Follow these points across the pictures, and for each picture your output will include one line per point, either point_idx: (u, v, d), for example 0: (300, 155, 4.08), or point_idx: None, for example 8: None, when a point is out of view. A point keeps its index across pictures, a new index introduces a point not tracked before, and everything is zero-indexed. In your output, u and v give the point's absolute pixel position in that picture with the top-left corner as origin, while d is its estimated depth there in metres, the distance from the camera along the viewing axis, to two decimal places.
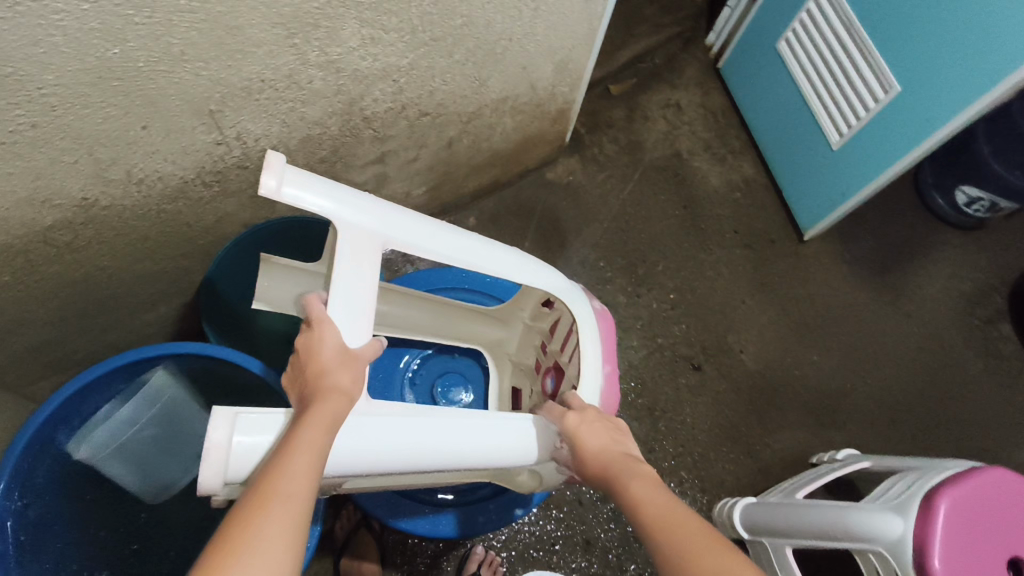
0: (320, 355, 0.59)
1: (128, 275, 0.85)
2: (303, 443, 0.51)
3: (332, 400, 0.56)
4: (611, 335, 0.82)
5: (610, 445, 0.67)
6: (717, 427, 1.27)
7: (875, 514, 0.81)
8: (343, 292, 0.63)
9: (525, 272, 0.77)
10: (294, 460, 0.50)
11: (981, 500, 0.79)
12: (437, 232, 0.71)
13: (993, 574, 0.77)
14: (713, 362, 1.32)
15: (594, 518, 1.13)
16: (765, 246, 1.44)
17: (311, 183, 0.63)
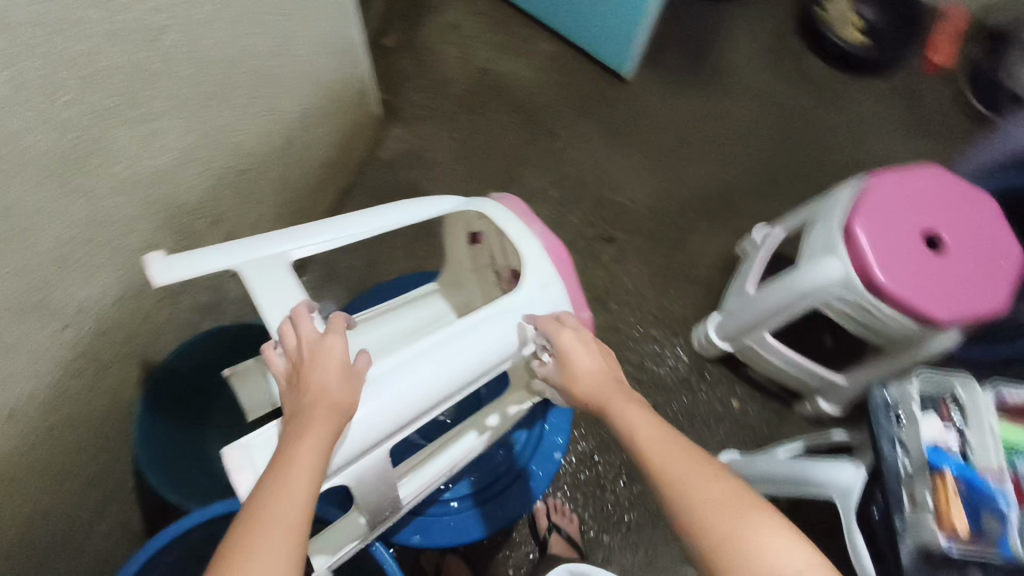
0: (320, 369, 0.55)
1: (63, 502, 0.76)
2: (300, 461, 0.49)
3: (321, 417, 0.52)
4: (524, 209, 0.79)
5: (598, 367, 0.65)
6: (655, 276, 1.34)
7: (817, 268, 0.92)
8: (277, 316, 0.58)
9: (418, 207, 0.74)
10: (291, 478, 0.49)
11: (880, 209, 0.91)
12: (320, 227, 0.68)
13: (926, 256, 0.88)
14: (620, 226, 1.38)
15: None
16: (600, 104, 1.49)
17: (194, 257, 0.59)
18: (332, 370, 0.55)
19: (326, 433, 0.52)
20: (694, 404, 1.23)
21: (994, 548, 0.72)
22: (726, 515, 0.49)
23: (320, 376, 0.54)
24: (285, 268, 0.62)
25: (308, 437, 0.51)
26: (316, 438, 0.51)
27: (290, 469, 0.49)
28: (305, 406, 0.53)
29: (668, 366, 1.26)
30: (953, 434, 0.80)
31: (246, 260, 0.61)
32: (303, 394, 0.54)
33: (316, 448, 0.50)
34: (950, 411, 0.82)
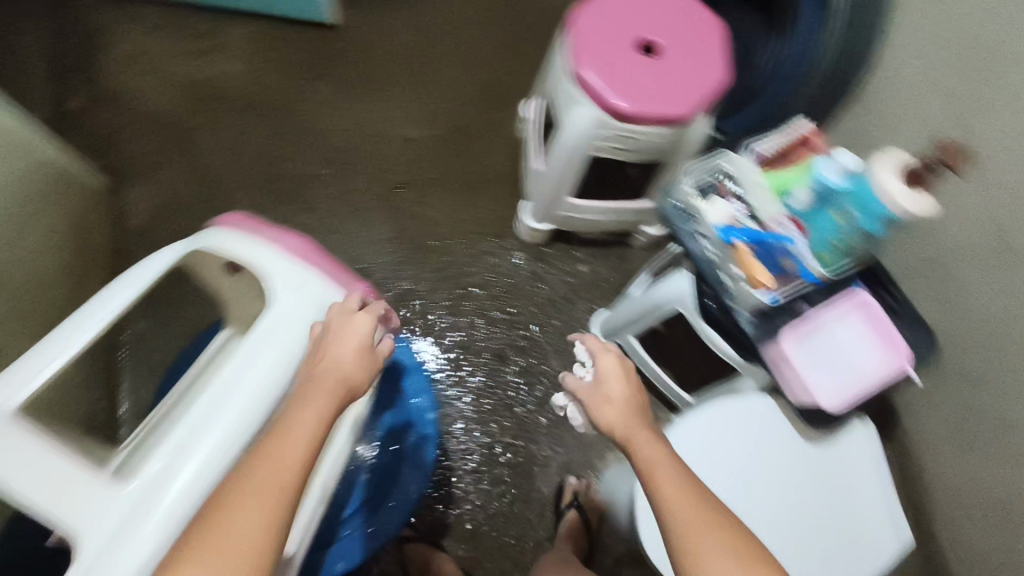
0: (337, 343, 0.65)
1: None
2: (300, 422, 0.56)
3: (328, 386, 0.61)
4: (252, 228, 0.77)
5: (631, 407, 0.76)
6: (460, 193, 1.32)
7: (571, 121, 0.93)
8: (23, 479, 0.55)
9: (137, 277, 0.69)
10: (290, 441, 0.55)
11: (593, 40, 0.93)
12: (34, 357, 0.62)
13: (648, 64, 0.92)
14: (405, 165, 1.33)
15: (484, 339, 1.24)
16: (323, 58, 1.40)
17: None
18: (350, 345, 0.65)
19: (327, 401, 0.59)
20: (548, 292, 1.27)
21: (798, 283, 0.82)
22: (740, 559, 0.57)
23: (343, 346, 0.65)
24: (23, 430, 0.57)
25: (306, 408, 0.58)
26: (316, 408, 0.58)
27: (290, 432, 0.55)
28: (316, 376, 0.62)
29: (510, 270, 1.28)
30: (738, 204, 0.87)
31: None
32: (322, 362, 0.63)
33: (314, 417, 0.57)
34: (728, 186, 0.88)
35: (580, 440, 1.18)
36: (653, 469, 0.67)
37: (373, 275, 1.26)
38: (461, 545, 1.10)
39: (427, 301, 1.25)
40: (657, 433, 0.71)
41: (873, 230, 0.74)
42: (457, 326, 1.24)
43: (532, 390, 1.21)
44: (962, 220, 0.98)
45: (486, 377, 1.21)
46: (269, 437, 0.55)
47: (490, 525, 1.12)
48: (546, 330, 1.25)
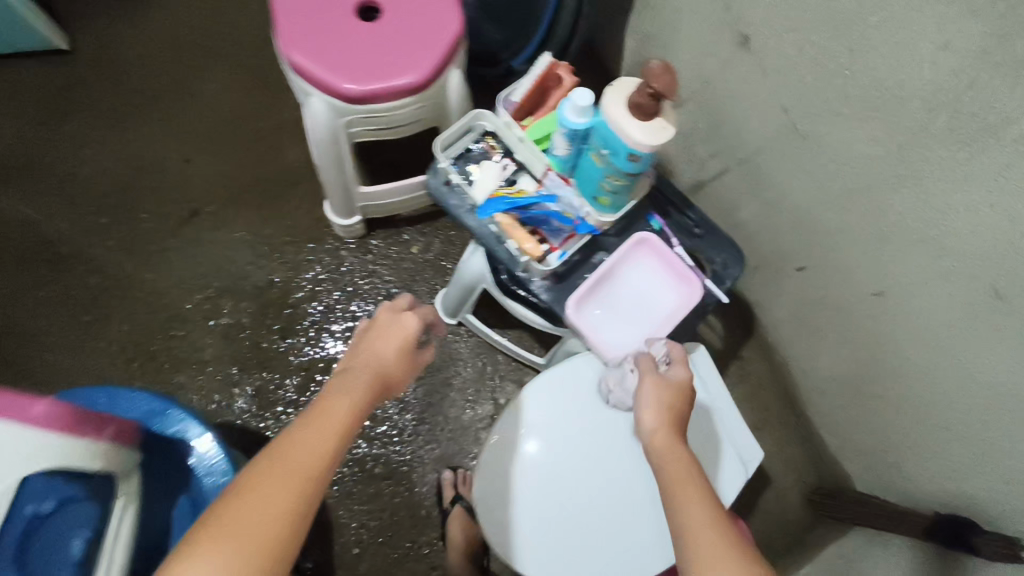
0: (384, 336, 0.69)
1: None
2: (336, 404, 0.58)
3: (365, 373, 0.64)
4: None
5: (669, 419, 0.65)
6: (261, 204, 1.19)
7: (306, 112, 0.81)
8: None
9: None
10: (324, 427, 0.56)
11: (297, 14, 0.80)
12: None
13: (366, 28, 0.80)
14: (191, 190, 1.19)
15: (328, 353, 1.15)
16: (62, 92, 1.21)
17: None
18: (393, 343, 0.69)
19: (365, 392, 0.62)
20: (386, 286, 1.18)
21: (575, 241, 0.78)
22: None
23: (386, 343, 0.68)
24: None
25: (346, 395, 0.60)
26: (354, 398, 0.60)
27: (324, 419, 0.56)
28: (356, 365, 0.66)
29: (338, 274, 1.18)
30: (506, 164, 0.81)
31: None
32: (364, 356, 0.67)
33: (351, 405, 0.59)
34: (494, 147, 0.81)
35: (453, 430, 1.14)
36: (676, 482, 0.58)
37: (189, 319, 1.13)
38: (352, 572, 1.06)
39: (256, 331, 1.14)
40: (673, 404, 0.67)
41: (626, 168, 0.69)
42: (297, 347, 1.15)
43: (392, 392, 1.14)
44: (756, 113, 0.93)
45: None
46: (307, 414, 0.57)
47: (378, 543, 1.08)
48: None
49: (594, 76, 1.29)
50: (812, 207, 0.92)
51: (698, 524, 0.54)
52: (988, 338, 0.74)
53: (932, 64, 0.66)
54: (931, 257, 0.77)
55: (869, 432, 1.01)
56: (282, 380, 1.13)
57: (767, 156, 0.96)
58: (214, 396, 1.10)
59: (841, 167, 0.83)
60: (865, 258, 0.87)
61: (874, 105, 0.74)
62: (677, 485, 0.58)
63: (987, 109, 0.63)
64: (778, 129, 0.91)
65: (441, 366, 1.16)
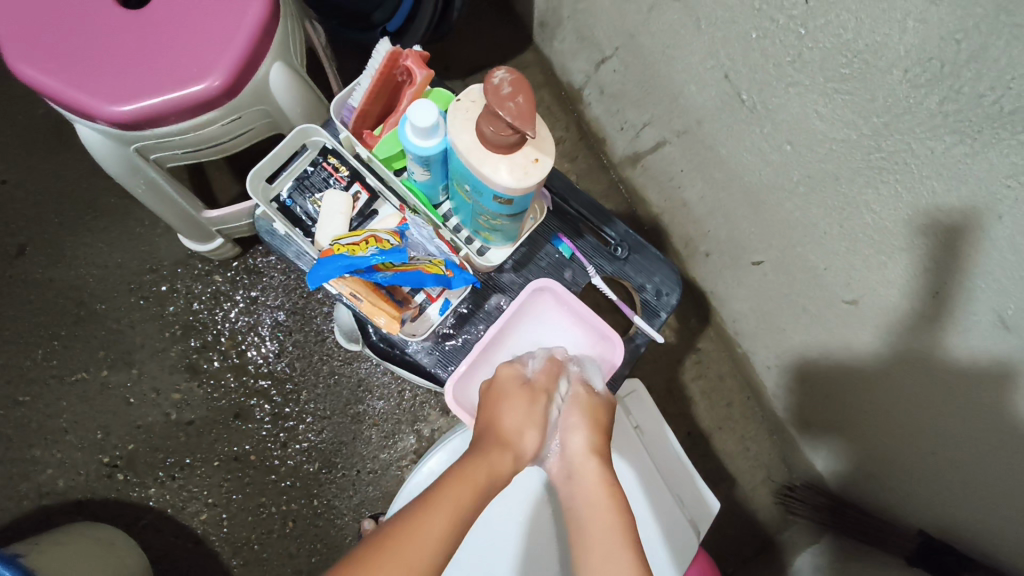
0: (507, 396, 0.52)
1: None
2: (452, 486, 0.41)
3: (497, 450, 0.46)
4: None
5: (594, 433, 0.51)
6: (105, 229, 0.98)
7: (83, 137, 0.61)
8: None
9: None
10: (443, 518, 0.39)
11: (24, 6, 0.56)
12: None
13: (125, 19, 0.57)
14: (17, 221, 0.97)
15: (212, 399, 0.96)
16: None
17: None
18: (523, 403, 0.51)
19: (487, 473, 0.44)
20: (274, 314, 0.98)
21: (456, 293, 0.60)
22: None
23: (517, 402, 0.51)
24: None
25: (464, 482, 0.42)
26: (455, 508, 0.40)
27: (439, 503, 0.40)
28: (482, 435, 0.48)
29: (216, 307, 0.98)
30: (357, 193, 0.60)
31: None
32: (498, 421, 0.50)
33: (450, 522, 0.39)
34: (340, 170, 0.60)
35: (372, 474, 0.95)
36: (592, 495, 0.46)
37: (36, 380, 0.94)
38: None
39: (118, 386, 0.95)
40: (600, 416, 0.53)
41: (497, 209, 0.50)
42: (177, 393, 0.96)
43: (296, 438, 0.96)
44: (691, 76, 0.72)
45: (232, 446, 0.95)
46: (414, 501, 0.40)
47: None
48: (287, 359, 0.98)
49: (502, 26, 1.05)
50: (765, 194, 0.72)
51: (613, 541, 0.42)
52: (988, 369, 0.58)
53: (917, 21, 0.45)
54: (916, 268, 0.59)
55: (845, 441, 0.87)
56: (158, 437, 0.94)
57: (709, 132, 0.75)
58: (79, 468, 0.93)
59: (799, 150, 0.64)
60: (832, 258, 0.68)
61: (838, 74, 0.54)
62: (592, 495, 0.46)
63: (999, 90, 0.43)
64: (720, 98, 0.70)
65: (350, 400, 0.97)
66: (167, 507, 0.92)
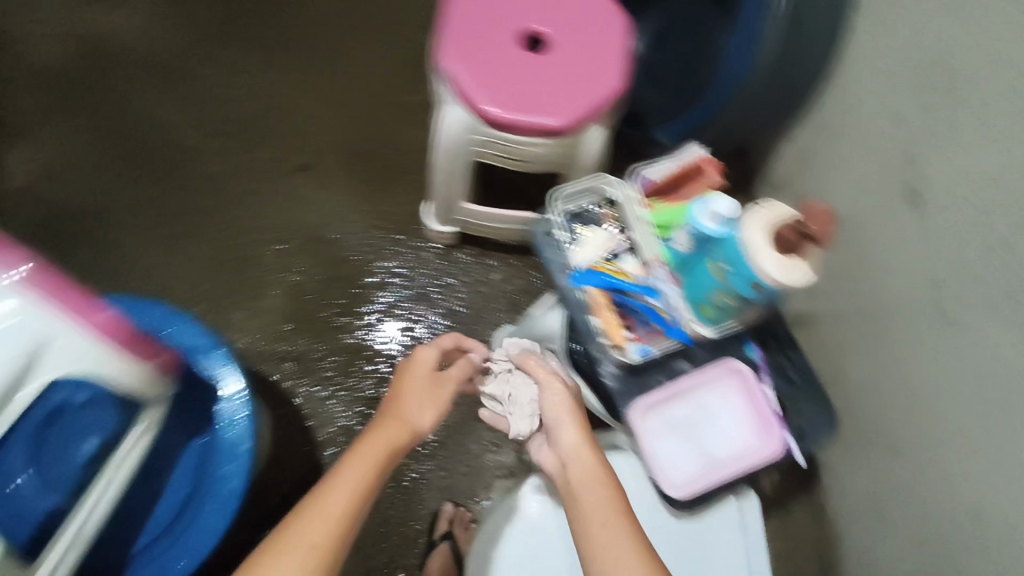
0: (416, 375, 0.72)
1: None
2: (355, 465, 0.60)
3: (393, 430, 0.65)
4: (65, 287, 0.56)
5: (579, 421, 0.67)
6: (367, 179, 1.19)
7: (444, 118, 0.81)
8: None
9: None
10: (349, 488, 0.58)
11: (467, 24, 0.79)
12: None
13: (527, 58, 0.77)
14: (310, 144, 1.20)
15: (376, 345, 1.12)
16: (234, 17, 1.26)
17: None
18: (423, 377, 0.72)
19: (382, 453, 0.62)
20: (455, 302, 1.15)
21: (658, 343, 0.72)
22: None
23: (417, 379, 0.71)
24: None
25: (363, 460, 0.60)
26: (359, 479, 0.58)
27: (341, 481, 0.58)
28: (390, 420, 0.67)
29: (415, 275, 1.16)
30: (619, 237, 0.74)
31: None
32: (396, 396, 0.70)
33: (354, 491, 0.57)
34: (612, 217, 0.76)
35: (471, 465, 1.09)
36: (580, 472, 0.62)
37: (263, 266, 1.14)
38: None
39: (317, 300, 1.13)
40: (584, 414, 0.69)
41: (740, 293, 0.64)
42: (354, 327, 1.13)
43: None
44: (905, 275, 0.83)
45: (374, 389, 1.10)
46: (327, 476, 0.59)
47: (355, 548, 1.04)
48: None
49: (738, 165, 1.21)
50: (923, 396, 0.82)
51: (592, 498, 0.59)
52: None
53: None
54: None
55: None
56: (324, 352, 1.11)
57: (900, 326, 0.84)
58: (260, 345, 1.11)
59: (985, 374, 0.72)
60: (975, 481, 0.74)
61: None
62: (580, 468, 0.63)
63: None
64: (924, 301, 0.80)
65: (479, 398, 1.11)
66: (306, 411, 1.07)
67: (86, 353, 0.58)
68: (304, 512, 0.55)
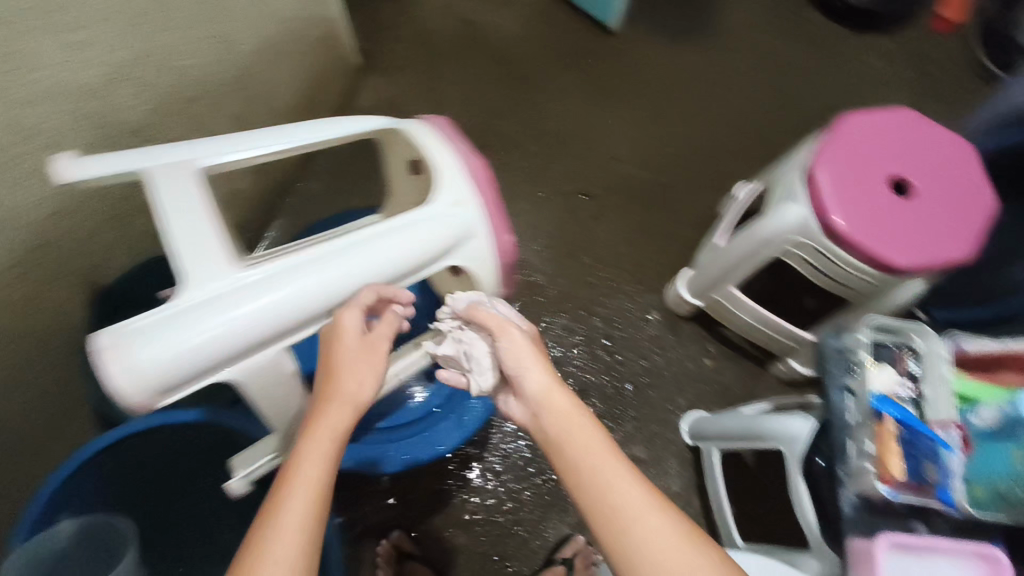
0: (343, 336, 0.56)
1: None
2: (310, 456, 0.51)
3: (335, 410, 0.54)
4: (491, 184, 0.66)
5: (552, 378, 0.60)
6: (635, 232, 1.29)
7: (779, 211, 0.88)
8: (175, 237, 0.54)
9: (387, 224, 0.59)
10: (309, 484, 0.49)
11: (848, 148, 0.86)
12: (197, 217, 0.55)
13: (888, 199, 0.84)
14: (600, 181, 1.32)
15: (575, 367, 1.20)
16: (589, 55, 1.42)
17: (105, 160, 0.58)
18: (353, 331, 0.56)
19: (337, 430, 0.53)
20: (662, 365, 1.21)
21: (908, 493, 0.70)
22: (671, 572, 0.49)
23: (351, 336, 0.56)
24: (185, 176, 0.58)
25: (309, 458, 0.51)
26: (316, 470, 0.50)
27: (297, 475, 0.49)
28: (327, 395, 0.55)
29: (638, 322, 1.23)
30: (909, 385, 0.76)
31: (163, 211, 0.55)
32: (332, 363, 0.57)
33: (314, 490, 0.49)
34: (909, 363, 0.78)
35: None
36: (581, 446, 0.55)
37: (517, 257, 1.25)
38: (449, 529, 1.10)
39: (548, 306, 1.23)
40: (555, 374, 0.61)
41: None
42: (565, 343, 1.21)
43: None
44: None
45: None
46: (281, 479, 0.50)
47: (479, 531, 1.10)
48: (639, 397, 1.19)
49: None
50: None
51: (599, 470, 0.54)
52: None
53: None
54: None
55: None
56: None
57: None
58: None
59: None
60: None
61: None
62: (560, 433, 0.57)
63: None
64: None
65: (641, 461, 1.15)
66: None
67: (483, 257, 0.65)
68: (272, 506, 0.48)
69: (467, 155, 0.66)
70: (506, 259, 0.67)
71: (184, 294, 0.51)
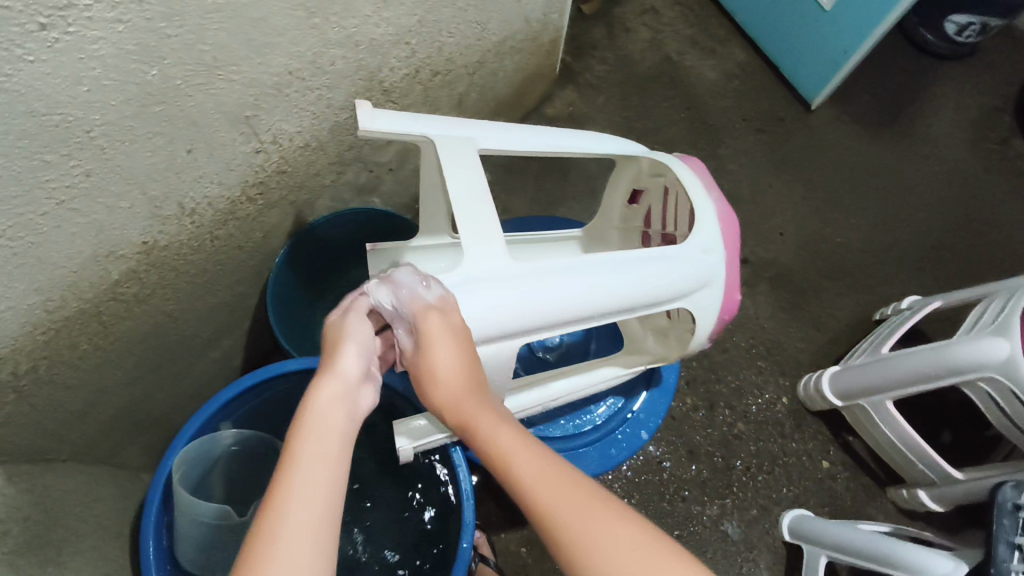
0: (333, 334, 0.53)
1: (170, 312, 0.78)
2: (307, 441, 0.45)
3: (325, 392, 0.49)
4: (735, 240, 0.68)
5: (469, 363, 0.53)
6: (781, 310, 1.27)
7: (979, 342, 0.84)
8: (464, 215, 0.58)
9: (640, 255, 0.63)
10: (306, 470, 0.44)
11: None
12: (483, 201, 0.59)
13: None
14: (758, 251, 1.31)
15: (690, 428, 1.17)
16: (776, 126, 1.41)
17: (403, 120, 0.61)
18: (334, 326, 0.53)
19: (335, 417, 0.48)
20: (780, 452, 1.17)
21: None
22: None
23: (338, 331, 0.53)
24: (472, 152, 0.62)
25: (306, 443, 0.45)
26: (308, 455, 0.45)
27: (297, 466, 0.44)
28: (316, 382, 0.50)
29: (762, 401, 1.20)
30: None
31: (454, 185, 0.59)
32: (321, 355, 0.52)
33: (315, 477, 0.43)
34: None
35: None
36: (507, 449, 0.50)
37: None
38: (526, 543, 1.09)
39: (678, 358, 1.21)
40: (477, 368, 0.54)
41: None
42: (686, 399, 1.19)
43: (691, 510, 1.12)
44: None
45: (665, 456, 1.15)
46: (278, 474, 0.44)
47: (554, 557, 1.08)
48: (749, 476, 1.15)
49: None
50: None
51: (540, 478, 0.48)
52: None
53: None
54: None
55: None
56: None
57: None
58: None
59: None
60: None
61: None
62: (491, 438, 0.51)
63: None
64: None
65: (733, 542, 1.11)
66: None
67: (709, 307, 0.67)
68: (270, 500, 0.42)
69: (719, 205, 0.68)
70: (726, 312, 0.69)
71: (463, 266, 0.56)
